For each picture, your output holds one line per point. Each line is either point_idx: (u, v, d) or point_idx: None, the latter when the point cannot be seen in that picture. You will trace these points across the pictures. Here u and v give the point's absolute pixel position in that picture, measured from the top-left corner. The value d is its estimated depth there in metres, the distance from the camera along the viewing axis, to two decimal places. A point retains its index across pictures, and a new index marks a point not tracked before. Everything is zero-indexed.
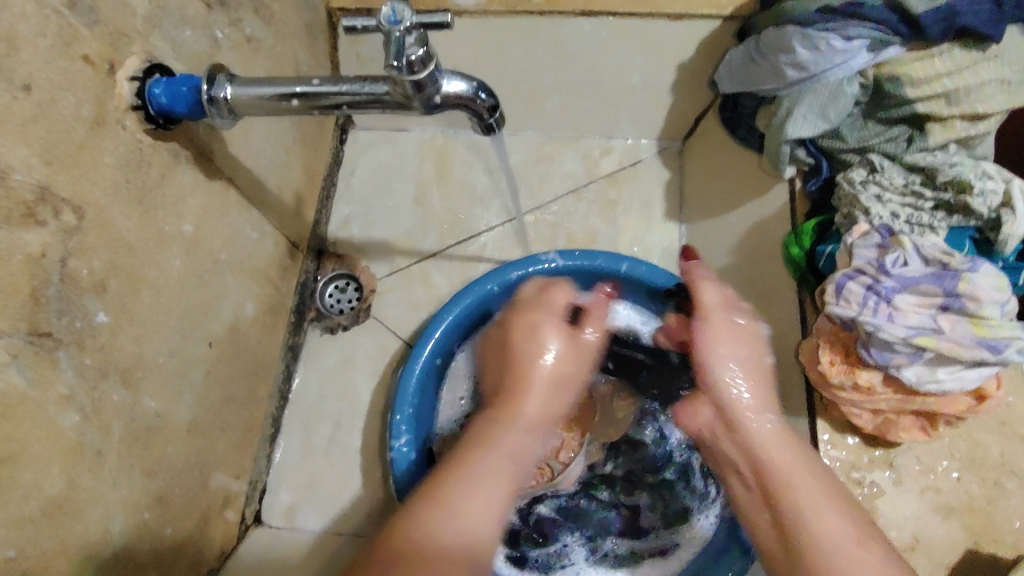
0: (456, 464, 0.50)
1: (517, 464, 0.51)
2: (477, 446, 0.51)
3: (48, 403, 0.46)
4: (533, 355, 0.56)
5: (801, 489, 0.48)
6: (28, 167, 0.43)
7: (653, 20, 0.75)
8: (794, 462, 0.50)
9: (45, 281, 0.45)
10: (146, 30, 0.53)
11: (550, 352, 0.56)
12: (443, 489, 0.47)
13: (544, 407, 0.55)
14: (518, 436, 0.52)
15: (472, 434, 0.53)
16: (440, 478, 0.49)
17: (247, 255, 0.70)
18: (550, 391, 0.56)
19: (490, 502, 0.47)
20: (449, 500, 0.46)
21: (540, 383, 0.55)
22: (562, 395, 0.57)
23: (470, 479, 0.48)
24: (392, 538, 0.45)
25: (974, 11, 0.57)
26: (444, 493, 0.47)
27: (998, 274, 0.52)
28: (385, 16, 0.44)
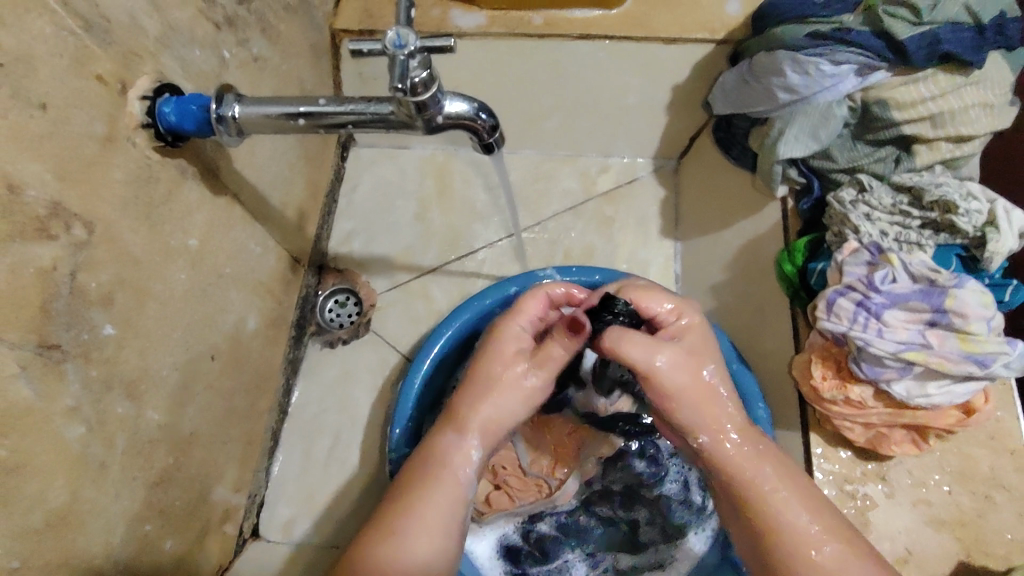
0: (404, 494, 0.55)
1: (461, 479, 0.56)
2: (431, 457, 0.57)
3: (55, 415, 0.46)
4: (490, 371, 0.59)
5: (777, 500, 0.51)
6: (41, 183, 0.44)
7: (649, 43, 0.77)
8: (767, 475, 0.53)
9: (54, 295, 0.46)
10: (157, 49, 0.55)
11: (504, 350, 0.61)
12: (395, 518, 0.53)
13: (492, 416, 0.58)
14: (461, 449, 0.57)
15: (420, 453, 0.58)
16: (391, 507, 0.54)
17: (250, 270, 0.71)
18: (505, 398, 0.58)
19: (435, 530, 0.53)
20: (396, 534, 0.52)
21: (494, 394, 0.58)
22: (525, 404, 0.59)
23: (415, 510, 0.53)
24: (353, 567, 0.51)
25: (957, 38, 0.59)
26: (389, 523, 0.52)
27: (984, 290, 0.54)
28: (390, 41, 0.45)
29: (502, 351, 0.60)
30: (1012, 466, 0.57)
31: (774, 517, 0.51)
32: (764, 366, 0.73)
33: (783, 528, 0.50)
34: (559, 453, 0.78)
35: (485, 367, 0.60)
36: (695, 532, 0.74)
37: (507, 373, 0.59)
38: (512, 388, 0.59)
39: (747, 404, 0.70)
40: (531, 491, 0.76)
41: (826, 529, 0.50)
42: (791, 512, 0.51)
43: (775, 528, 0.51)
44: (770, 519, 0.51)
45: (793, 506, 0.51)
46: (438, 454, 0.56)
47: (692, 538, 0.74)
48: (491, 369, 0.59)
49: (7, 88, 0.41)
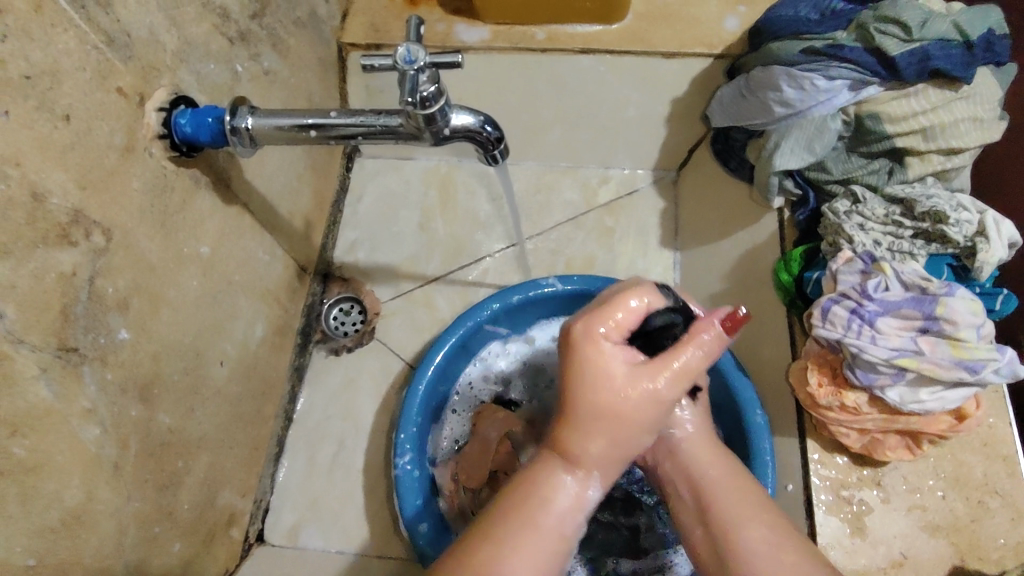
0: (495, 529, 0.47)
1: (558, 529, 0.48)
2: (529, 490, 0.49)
3: (72, 416, 0.48)
4: (592, 403, 0.48)
5: (728, 511, 0.51)
6: (64, 192, 0.46)
7: (649, 58, 0.79)
8: (736, 490, 0.52)
9: (74, 299, 0.48)
10: (174, 64, 0.56)
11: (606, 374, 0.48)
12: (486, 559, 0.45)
13: (601, 451, 0.48)
14: (561, 493, 0.48)
15: (517, 488, 0.49)
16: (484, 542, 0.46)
17: (258, 278, 0.72)
18: (614, 437, 0.48)
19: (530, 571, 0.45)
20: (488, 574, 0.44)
21: (594, 434, 0.48)
22: (636, 446, 0.49)
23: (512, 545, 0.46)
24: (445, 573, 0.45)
25: (946, 54, 0.61)
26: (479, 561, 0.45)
27: (974, 299, 0.56)
28: (400, 56, 0.48)
29: (603, 372, 0.48)
30: (1006, 472, 0.58)
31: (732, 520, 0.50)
32: (761, 374, 0.75)
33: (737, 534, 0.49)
34: None
35: (585, 395, 0.48)
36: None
37: (620, 409, 0.48)
38: (619, 417, 0.48)
39: (745, 410, 0.71)
40: None
41: (776, 541, 0.48)
42: (743, 528, 0.49)
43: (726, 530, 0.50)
44: (724, 524, 0.50)
45: (733, 500, 0.52)
46: (528, 483, 0.49)
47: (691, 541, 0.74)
48: (589, 387, 0.48)
49: (33, 101, 0.44)
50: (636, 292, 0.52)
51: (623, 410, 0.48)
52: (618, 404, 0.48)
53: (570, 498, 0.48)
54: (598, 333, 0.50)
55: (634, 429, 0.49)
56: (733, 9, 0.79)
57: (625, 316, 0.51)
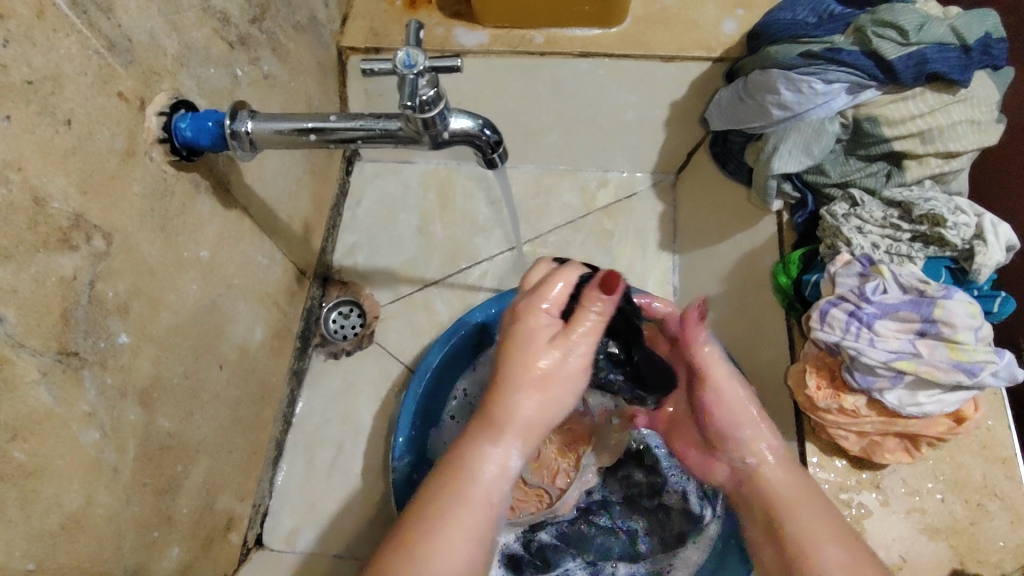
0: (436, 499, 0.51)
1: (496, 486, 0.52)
2: (466, 467, 0.52)
3: (73, 420, 0.48)
4: (519, 368, 0.54)
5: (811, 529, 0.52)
6: (65, 196, 0.46)
7: (647, 61, 0.79)
8: (785, 479, 0.57)
9: (75, 303, 0.48)
10: (175, 68, 0.57)
11: (529, 352, 0.54)
12: (418, 532, 0.49)
13: (527, 423, 0.54)
14: (493, 455, 0.53)
15: (453, 454, 0.54)
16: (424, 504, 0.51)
17: (257, 281, 0.73)
18: (545, 396, 0.54)
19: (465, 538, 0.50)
20: (422, 544, 0.48)
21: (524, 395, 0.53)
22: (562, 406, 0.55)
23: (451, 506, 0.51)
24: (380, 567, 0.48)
25: (942, 58, 0.62)
26: (415, 543, 0.48)
27: (972, 301, 0.56)
28: (399, 61, 0.47)
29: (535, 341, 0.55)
30: (1005, 475, 0.59)
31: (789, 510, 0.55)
32: (759, 377, 0.75)
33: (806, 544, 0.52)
34: (559, 465, 0.76)
35: (513, 366, 0.54)
36: (692, 544, 0.75)
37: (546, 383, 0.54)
38: (546, 378, 0.54)
39: None
40: (531, 502, 0.76)
41: (850, 565, 0.49)
42: (823, 549, 0.51)
43: (799, 538, 0.53)
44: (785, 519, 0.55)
45: (807, 506, 0.54)
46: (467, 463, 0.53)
47: (691, 547, 0.74)
48: (518, 357, 0.54)
49: (35, 106, 0.44)
50: (569, 273, 0.57)
51: (547, 371, 0.54)
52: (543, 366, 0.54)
53: (502, 466, 0.53)
54: (535, 307, 0.56)
55: (561, 389, 0.55)
56: (731, 13, 0.80)
57: (561, 292, 0.56)
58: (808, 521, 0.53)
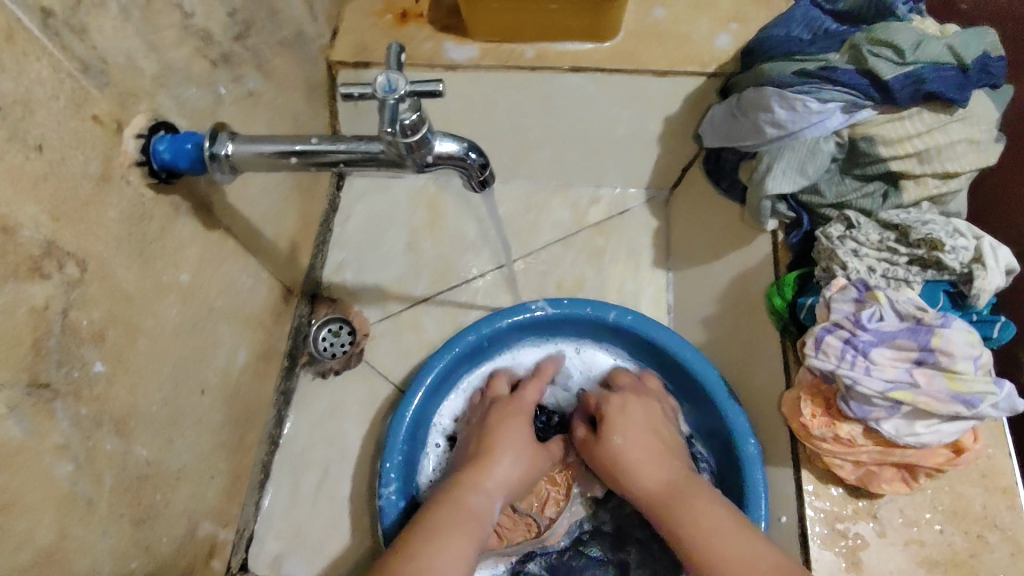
0: (425, 532, 0.58)
1: (480, 521, 0.62)
2: (451, 505, 0.62)
3: (45, 452, 0.46)
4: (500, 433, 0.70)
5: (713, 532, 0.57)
6: (36, 224, 0.45)
7: (640, 76, 0.78)
8: (677, 496, 0.62)
9: (47, 333, 0.46)
10: (153, 89, 0.55)
11: (512, 418, 0.72)
12: (411, 543, 0.57)
13: (502, 479, 0.66)
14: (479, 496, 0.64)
15: (446, 496, 0.63)
16: (420, 530, 0.59)
17: (242, 302, 0.71)
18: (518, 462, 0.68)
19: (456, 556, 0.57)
20: (415, 553, 0.56)
21: (511, 455, 0.68)
22: (533, 470, 0.70)
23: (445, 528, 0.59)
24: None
25: (940, 77, 0.60)
26: (411, 552, 0.56)
27: (970, 329, 0.54)
28: (380, 85, 0.47)
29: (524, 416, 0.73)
30: (1005, 505, 0.57)
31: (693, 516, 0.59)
32: (752, 401, 0.73)
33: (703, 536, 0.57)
34: (547, 492, 0.79)
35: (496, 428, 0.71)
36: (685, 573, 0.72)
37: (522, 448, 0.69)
38: (527, 447, 0.70)
39: (738, 441, 0.70)
40: (520, 530, 0.76)
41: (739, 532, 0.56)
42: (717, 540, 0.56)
43: (703, 548, 0.56)
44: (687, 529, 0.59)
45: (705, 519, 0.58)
46: (458, 502, 0.62)
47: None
48: (512, 426, 0.71)
49: (5, 132, 0.42)
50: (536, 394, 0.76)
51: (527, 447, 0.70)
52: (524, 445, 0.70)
53: (479, 507, 0.63)
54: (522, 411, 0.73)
55: (534, 461, 0.70)
56: (724, 28, 0.78)
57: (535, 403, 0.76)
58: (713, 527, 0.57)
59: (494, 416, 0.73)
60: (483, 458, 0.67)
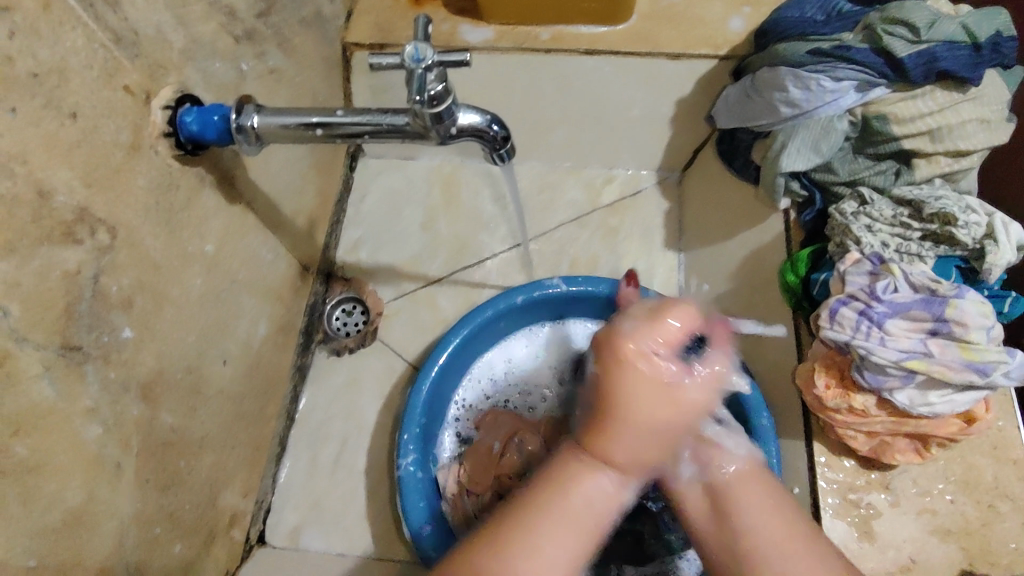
0: (523, 516, 0.49)
1: (600, 512, 0.50)
2: (560, 486, 0.50)
3: (74, 414, 0.47)
4: (639, 403, 0.48)
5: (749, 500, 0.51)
6: (70, 189, 0.46)
7: (655, 58, 0.79)
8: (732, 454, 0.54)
9: (78, 298, 0.47)
10: (181, 62, 0.56)
11: (645, 386, 0.48)
12: (516, 535, 0.48)
13: (641, 454, 0.49)
14: (590, 478, 0.50)
15: (553, 469, 0.51)
16: (526, 519, 0.49)
17: (262, 276, 0.72)
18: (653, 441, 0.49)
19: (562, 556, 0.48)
20: (512, 553, 0.47)
21: (645, 428, 0.48)
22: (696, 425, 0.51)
23: (542, 526, 0.48)
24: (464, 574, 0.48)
25: (953, 56, 0.61)
26: (506, 549, 0.47)
27: (983, 301, 0.56)
28: (408, 54, 0.48)
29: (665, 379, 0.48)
30: (1015, 476, 0.58)
31: (737, 499, 0.52)
32: (767, 376, 0.74)
33: (741, 525, 0.51)
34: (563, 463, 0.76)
35: (619, 397, 0.48)
36: (683, 557, 0.75)
37: (670, 416, 0.48)
38: (656, 426, 0.48)
39: (751, 414, 0.70)
40: None
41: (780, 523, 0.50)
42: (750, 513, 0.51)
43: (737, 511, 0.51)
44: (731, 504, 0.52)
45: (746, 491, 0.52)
46: (570, 487, 0.50)
47: (687, 558, 0.75)
48: (637, 391, 0.48)
49: (41, 99, 0.43)
50: (681, 313, 0.49)
51: (655, 406, 0.48)
52: (688, 413, 0.49)
53: (600, 492, 0.50)
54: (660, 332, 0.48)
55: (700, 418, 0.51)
56: (738, 11, 0.79)
57: (673, 333, 0.49)
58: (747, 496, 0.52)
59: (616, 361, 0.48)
60: (606, 426, 0.49)
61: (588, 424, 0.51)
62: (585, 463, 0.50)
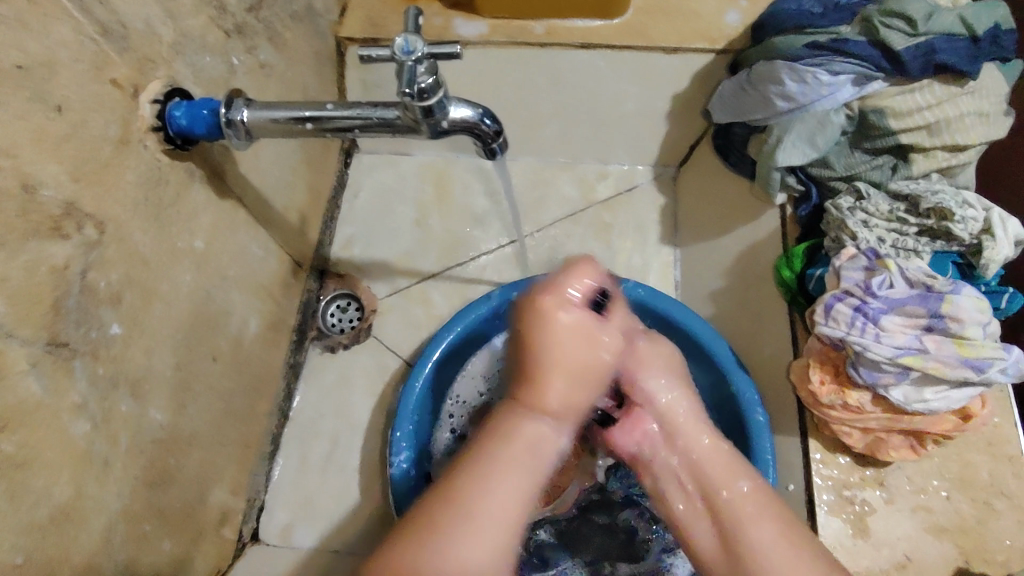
0: (469, 468, 0.52)
1: (537, 455, 0.54)
2: (503, 436, 0.54)
3: (62, 410, 0.47)
4: (557, 350, 0.55)
5: (753, 521, 0.51)
6: (57, 183, 0.46)
7: (651, 53, 0.78)
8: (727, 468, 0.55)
9: (66, 293, 0.47)
10: (170, 55, 0.56)
11: (563, 339, 0.55)
12: (465, 482, 0.51)
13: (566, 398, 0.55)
14: (531, 426, 0.54)
15: (495, 423, 0.55)
16: (471, 468, 0.52)
17: (252, 272, 0.72)
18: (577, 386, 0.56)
19: (513, 501, 0.51)
20: (461, 501, 0.49)
21: (568, 376, 0.55)
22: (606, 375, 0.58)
23: (496, 471, 0.51)
24: (418, 531, 0.49)
25: (952, 48, 0.61)
26: (455, 506, 0.49)
27: (979, 297, 0.55)
28: (398, 47, 0.47)
29: (583, 325, 0.56)
30: (1011, 473, 0.58)
31: (743, 520, 0.52)
32: (761, 373, 0.74)
33: (748, 546, 0.51)
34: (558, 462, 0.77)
35: (545, 352, 0.55)
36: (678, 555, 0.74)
37: (580, 361, 0.55)
38: (575, 369, 0.55)
39: (746, 410, 0.71)
40: None
41: (781, 536, 0.50)
42: (753, 527, 0.51)
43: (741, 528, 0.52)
44: (734, 529, 0.52)
45: (753, 515, 0.52)
46: (511, 436, 0.54)
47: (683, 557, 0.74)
48: (556, 339, 0.55)
49: (28, 92, 0.43)
50: (583, 273, 0.58)
51: (572, 345, 0.55)
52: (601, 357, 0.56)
53: (538, 436, 0.54)
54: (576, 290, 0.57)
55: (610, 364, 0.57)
56: (734, 4, 0.79)
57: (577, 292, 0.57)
58: (755, 515, 0.52)
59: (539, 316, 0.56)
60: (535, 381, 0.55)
61: (521, 381, 0.57)
62: (525, 411, 0.55)
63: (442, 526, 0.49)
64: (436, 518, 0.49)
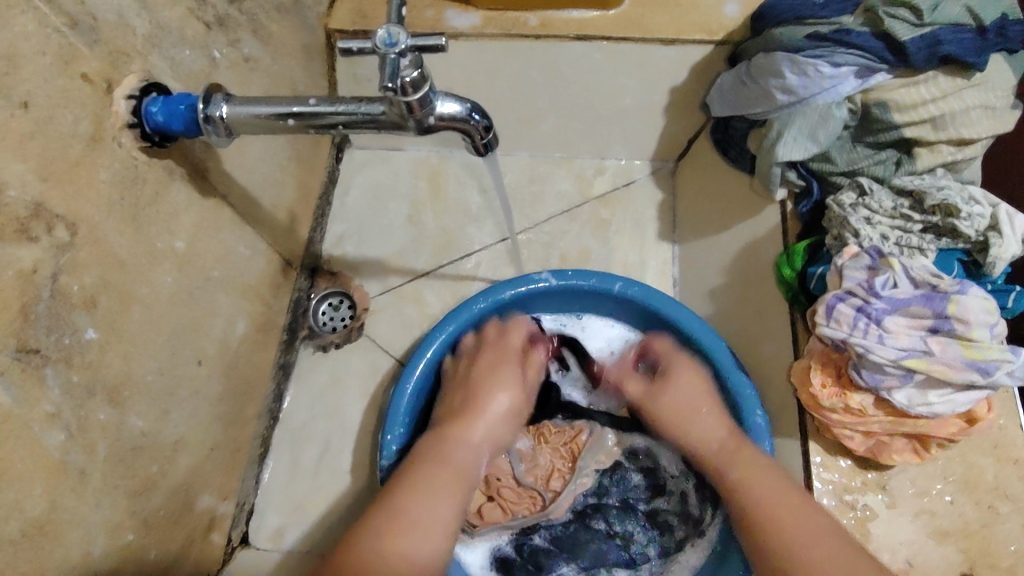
0: (407, 484, 0.59)
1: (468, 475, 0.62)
2: (435, 459, 0.62)
3: (34, 421, 0.45)
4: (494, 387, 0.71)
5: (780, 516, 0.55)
6: (22, 184, 0.44)
7: (647, 44, 0.76)
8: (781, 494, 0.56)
9: (35, 298, 0.45)
10: (145, 49, 0.54)
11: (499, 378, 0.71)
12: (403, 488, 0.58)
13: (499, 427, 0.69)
14: (464, 451, 0.64)
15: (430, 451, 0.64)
16: (404, 487, 0.59)
17: (239, 273, 0.70)
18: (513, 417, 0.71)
19: (442, 512, 0.58)
20: (398, 510, 0.56)
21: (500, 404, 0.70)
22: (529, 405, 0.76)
23: (426, 486, 0.59)
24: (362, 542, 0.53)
25: (958, 39, 0.58)
26: (395, 509, 0.56)
27: (986, 297, 0.53)
28: (380, 39, 0.45)
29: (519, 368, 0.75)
30: (1016, 475, 0.56)
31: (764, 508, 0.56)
32: (762, 374, 0.72)
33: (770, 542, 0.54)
34: (557, 466, 0.78)
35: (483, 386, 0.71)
36: (676, 560, 0.73)
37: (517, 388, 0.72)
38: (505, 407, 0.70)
39: (744, 412, 0.69)
40: (524, 505, 0.75)
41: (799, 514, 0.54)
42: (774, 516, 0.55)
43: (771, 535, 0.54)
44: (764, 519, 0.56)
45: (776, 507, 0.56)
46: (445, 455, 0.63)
47: (680, 561, 0.72)
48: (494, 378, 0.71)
49: None
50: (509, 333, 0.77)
51: (511, 394, 0.71)
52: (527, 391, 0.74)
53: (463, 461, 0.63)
54: (507, 355, 0.74)
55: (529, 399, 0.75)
56: None
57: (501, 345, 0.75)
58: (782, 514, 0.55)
59: (478, 369, 0.72)
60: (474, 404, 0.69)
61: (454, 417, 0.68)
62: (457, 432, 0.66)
63: (385, 537, 0.53)
64: (382, 529, 0.54)
